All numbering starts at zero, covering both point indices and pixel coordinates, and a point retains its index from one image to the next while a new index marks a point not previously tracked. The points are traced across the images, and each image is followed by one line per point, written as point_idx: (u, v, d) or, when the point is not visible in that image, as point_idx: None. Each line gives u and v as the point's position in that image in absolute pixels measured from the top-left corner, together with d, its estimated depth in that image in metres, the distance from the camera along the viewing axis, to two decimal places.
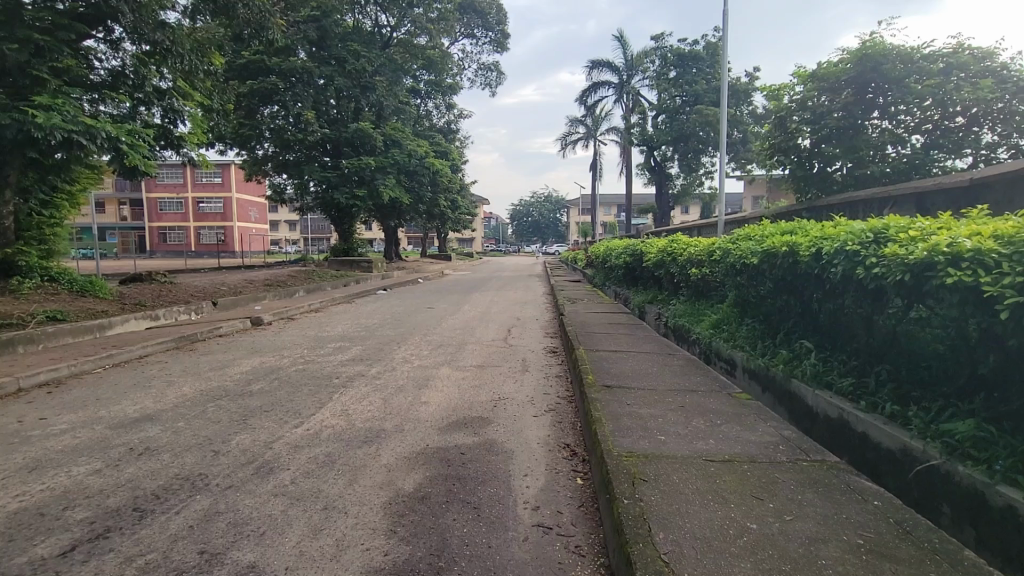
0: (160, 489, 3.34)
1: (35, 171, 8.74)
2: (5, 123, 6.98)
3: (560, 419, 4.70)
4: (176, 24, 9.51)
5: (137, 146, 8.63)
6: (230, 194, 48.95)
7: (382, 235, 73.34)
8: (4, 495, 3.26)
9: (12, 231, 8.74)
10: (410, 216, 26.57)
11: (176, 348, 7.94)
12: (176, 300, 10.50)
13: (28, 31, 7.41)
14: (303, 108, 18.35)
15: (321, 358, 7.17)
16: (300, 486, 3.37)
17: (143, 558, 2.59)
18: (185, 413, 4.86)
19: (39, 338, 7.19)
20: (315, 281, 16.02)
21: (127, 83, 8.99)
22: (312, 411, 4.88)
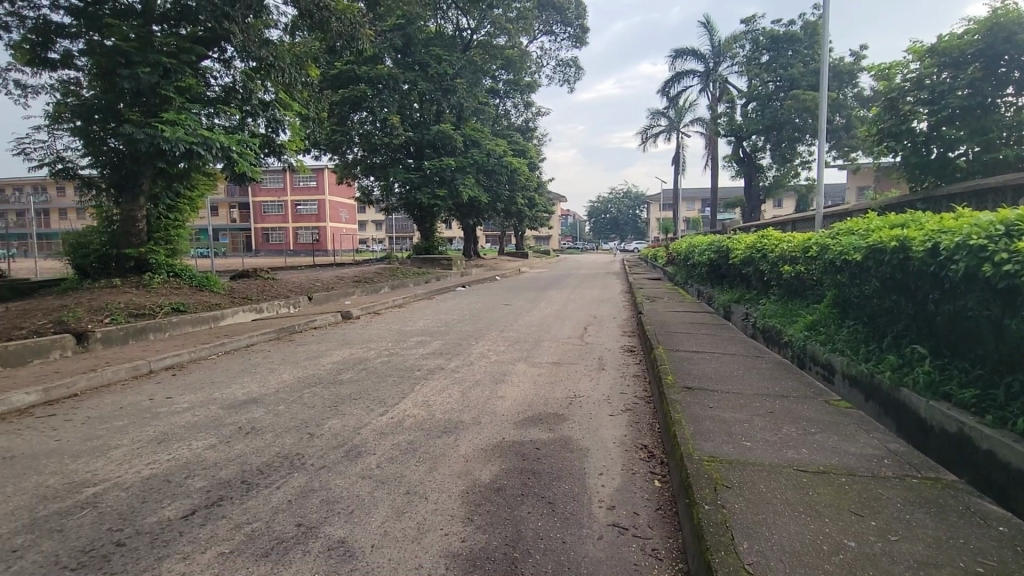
0: (262, 465, 3.67)
1: (163, 179, 9.88)
2: (140, 138, 8.04)
3: (637, 419, 4.59)
4: (278, 41, 10.37)
5: (245, 155, 9.49)
6: (324, 196, 52.61)
7: (461, 234, 75.41)
8: (139, 462, 3.74)
9: (146, 232, 9.95)
10: (488, 215, 27.09)
11: (276, 338, 8.69)
12: (277, 294, 11.46)
13: (158, 56, 8.40)
14: (390, 113, 19.29)
15: (404, 351, 7.53)
16: (385, 470, 3.57)
17: (250, 526, 2.87)
18: (285, 397, 5.33)
19: (166, 327, 8.15)
20: (399, 278, 16.85)
21: (237, 97, 9.82)
22: (395, 401, 5.14)
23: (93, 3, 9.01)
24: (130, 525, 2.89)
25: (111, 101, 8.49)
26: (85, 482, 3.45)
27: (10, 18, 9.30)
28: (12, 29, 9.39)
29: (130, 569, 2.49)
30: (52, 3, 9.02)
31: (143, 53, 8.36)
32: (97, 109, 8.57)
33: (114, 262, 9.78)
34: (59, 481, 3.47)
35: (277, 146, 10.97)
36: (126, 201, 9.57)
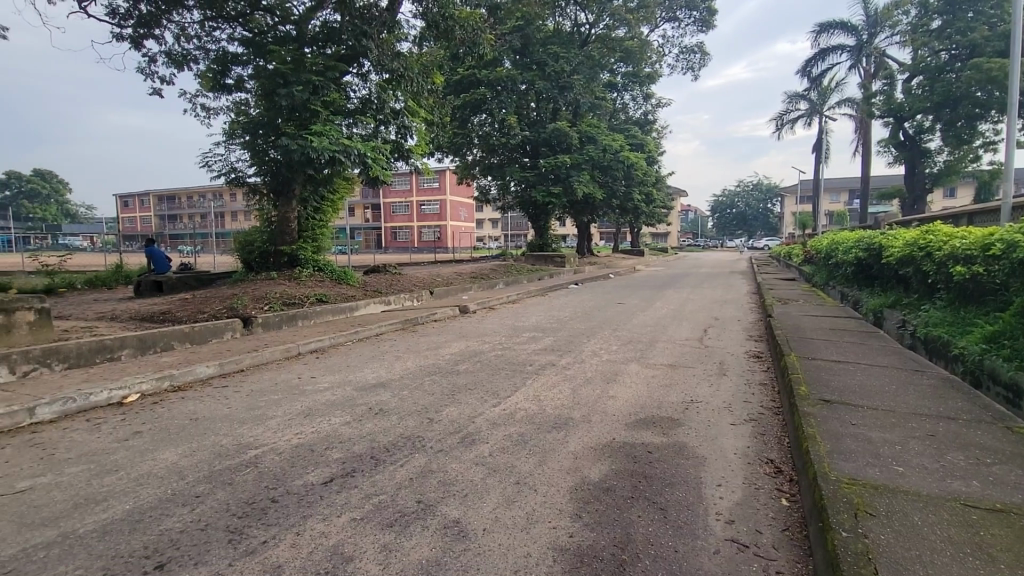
0: (388, 443, 4.02)
1: (311, 185, 11.13)
2: (294, 148, 9.16)
3: (763, 431, 4.23)
4: (407, 53, 11.17)
5: (378, 159, 10.35)
6: (445, 196, 55.80)
7: (575, 231, 75.35)
8: (289, 432, 4.29)
9: (297, 231, 11.30)
10: (603, 211, 26.69)
11: (402, 328, 9.42)
12: (403, 288, 12.38)
13: (309, 75, 9.48)
14: (508, 114, 19.82)
15: (517, 346, 7.71)
16: (497, 459, 3.71)
17: (378, 497, 3.16)
18: (409, 383, 5.77)
19: (311, 315, 9.22)
20: (513, 275, 17.28)
21: (372, 108, 10.73)
22: (507, 393, 5.29)
23: (259, 33, 10.44)
24: (281, 485, 3.33)
25: (272, 117, 9.77)
26: (248, 444, 4.03)
27: (199, 53, 11.12)
28: (200, 61, 11.22)
29: (282, 523, 2.88)
30: (230, 36, 10.60)
31: (298, 74, 9.51)
32: (262, 125, 9.94)
33: (271, 257, 11.24)
34: (229, 442, 4.10)
35: (405, 150, 11.76)
36: (282, 204, 10.94)
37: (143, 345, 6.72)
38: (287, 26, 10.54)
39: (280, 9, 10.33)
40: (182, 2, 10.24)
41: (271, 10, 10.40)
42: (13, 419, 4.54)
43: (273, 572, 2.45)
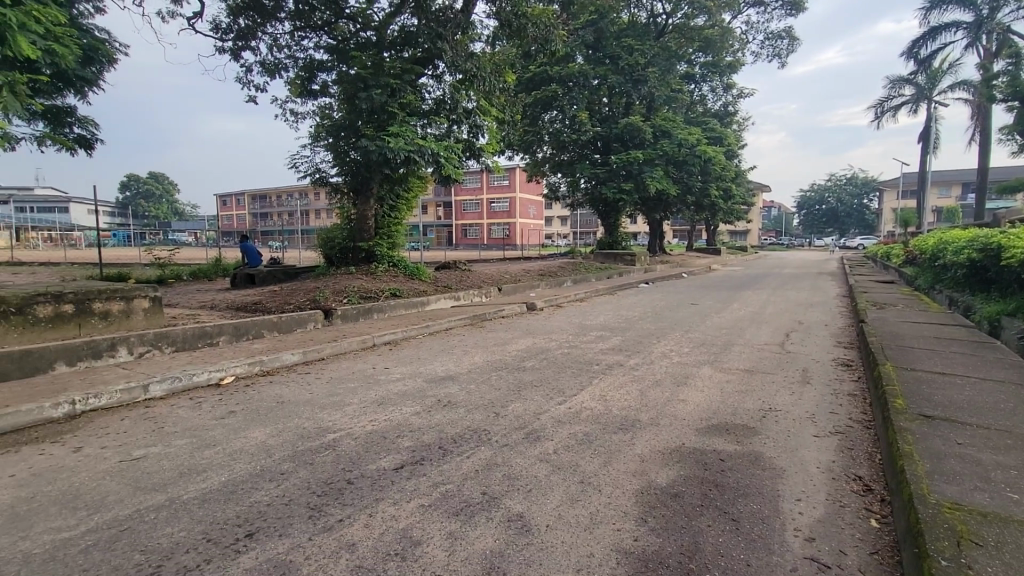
0: (456, 435, 4.13)
1: (387, 184, 11.62)
2: (373, 149, 9.61)
3: (851, 445, 3.92)
4: (480, 53, 11.37)
5: (451, 158, 10.63)
6: (515, 193, 56.22)
7: (647, 229, 73.33)
8: (364, 419, 4.52)
9: (374, 228, 11.81)
10: (676, 208, 25.78)
11: (470, 323, 9.62)
12: (472, 284, 12.63)
13: (387, 78, 9.91)
14: (579, 110, 19.61)
15: (584, 344, 7.64)
16: (561, 456, 3.71)
17: (444, 486, 3.26)
18: (476, 377, 5.90)
19: (386, 308, 9.64)
20: (581, 273, 17.14)
21: (446, 108, 11.00)
22: (573, 392, 5.26)
23: (343, 40, 11.04)
24: (356, 468, 3.52)
25: (353, 120, 10.28)
26: (327, 428, 4.30)
27: (289, 61, 11.92)
28: (289, 69, 12.03)
29: (357, 503, 3.05)
30: (316, 44, 11.29)
31: (377, 77, 9.95)
32: (343, 127, 10.49)
33: (350, 253, 11.86)
34: (310, 425, 4.39)
35: (476, 149, 11.93)
36: (360, 202, 11.50)
37: (238, 332, 7.33)
38: (368, 32, 11.07)
39: (362, 16, 10.87)
40: (275, 14, 11.03)
41: (354, 17, 10.97)
42: (130, 394, 5.12)
43: (348, 549, 2.60)
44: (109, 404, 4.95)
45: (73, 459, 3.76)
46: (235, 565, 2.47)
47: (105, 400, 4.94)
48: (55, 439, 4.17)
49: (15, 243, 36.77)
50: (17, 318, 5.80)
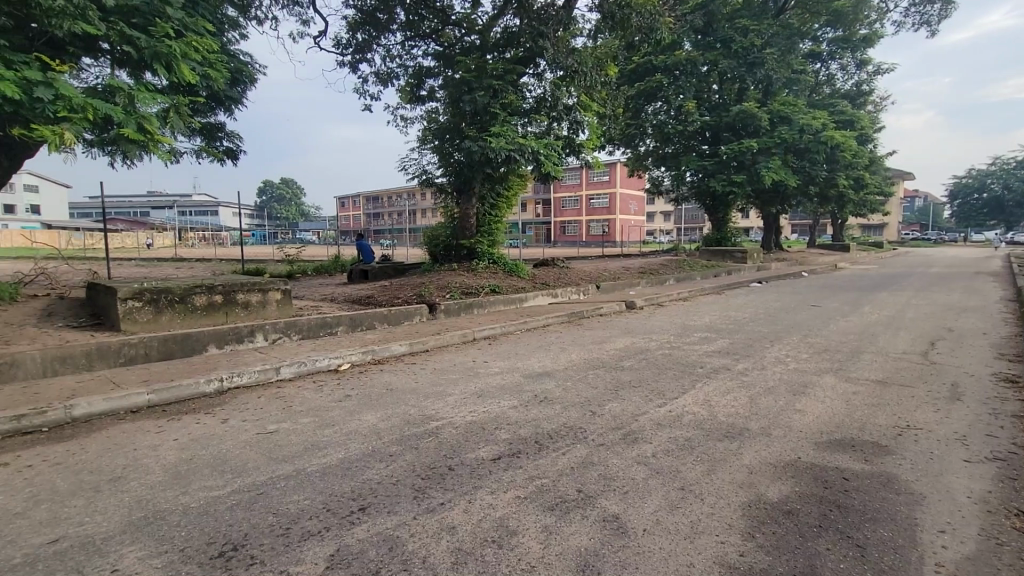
0: (552, 431, 4.15)
1: (489, 183, 11.93)
2: (476, 150, 9.93)
3: (1012, 475, 3.35)
4: (582, 48, 11.28)
5: (551, 156, 10.65)
6: (616, 189, 55.00)
7: (760, 223, 68.10)
8: (464, 409, 4.70)
9: (476, 227, 12.20)
10: (795, 200, 23.65)
11: (568, 321, 9.61)
12: (570, 281, 12.59)
13: (490, 80, 10.19)
14: (686, 99, 18.71)
15: (687, 345, 7.30)
16: (661, 461, 3.57)
17: (540, 480, 3.30)
18: (573, 374, 5.88)
19: (486, 304, 9.95)
20: (685, 270, 16.37)
21: (547, 106, 11.02)
22: (675, 394, 5.06)
23: (449, 46, 11.54)
24: (457, 455, 3.69)
25: (457, 122, 10.70)
26: (431, 416, 4.54)
27: (400, 70, 12.70)
28: (400, 77, 12.81)
29: (457, 489, 3.19)
30: (424, 52, 11.91)
31: (480, 79, 10.27)
32: (449, 130, 10.94)
33: (453, 250, 12.37)
34: (416, 412, 4.67)
35: (576, 145, 11.84)
36: (463, 202, 11.94)
37: (354, 323, 7.99)
38: (472, 36, 11.44)
39: (467, 21, 11.25)
40: (388, 27, 11.81)
41: (459, 23, 11.41)
42: (266, 375, 5.80)
43: (448, 532, 2.73)
44: (248, 383, 5.64)
45: (221, 429, 4.35)
46: (350, 535, 2.70)
47: (246, 378, 5.64)
48: (207, 411, 4.84)
49: (179, 241, 43.12)
50: (181, 306, 6.83)
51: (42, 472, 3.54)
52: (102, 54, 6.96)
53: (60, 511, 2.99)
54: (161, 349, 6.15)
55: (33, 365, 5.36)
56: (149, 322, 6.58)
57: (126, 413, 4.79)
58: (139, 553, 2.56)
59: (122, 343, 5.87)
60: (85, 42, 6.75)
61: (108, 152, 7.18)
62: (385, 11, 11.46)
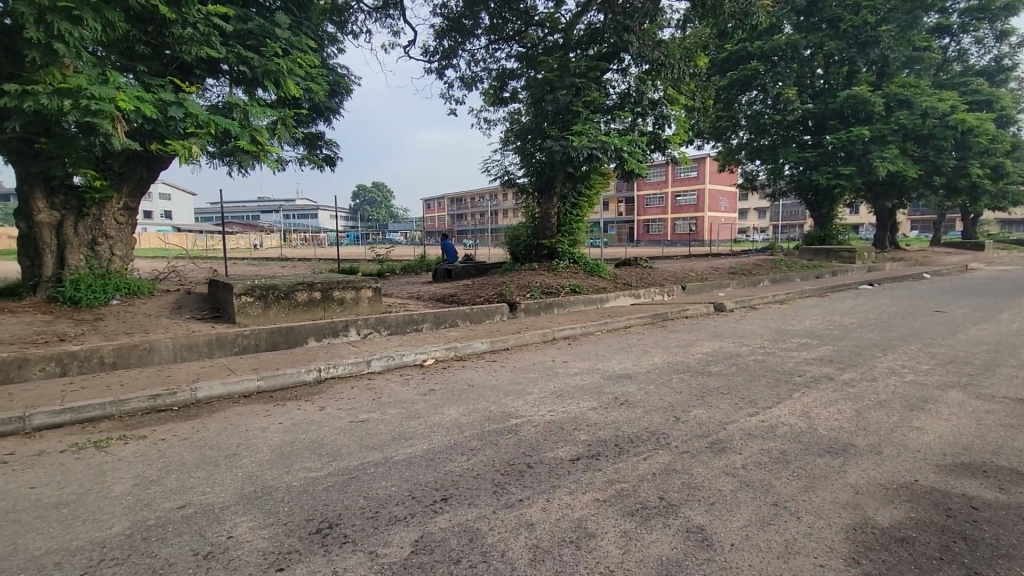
0: (633, 435, 4.05)
1: (570, 182, 11.83)
2: (558, 149, 9.90)
3: None
4: (669, 39, 10.90)
5: (635, 153, 10.36)
6: (704, 185, 52.48)
7: (871, 220, 61.90)
8: (543, 408, 4.72)
9: (556, 226, 12.13)
10: (914, 193, 21.22)
11: (651, 322, 9.31)
12: (654, 282, 12.20)
13: (572, 78, 10.12)
14: (786, 87, 17.42)
15: (783, 352, 6.79)
16: (751, 474, 3.35)
17: (620, 484, 3.22)
18: (656, 378, 5.69)
19: (566, 304, 9.91)
20: (782, 271, 15.23)
21: (631, 101, 10.72)
22: (768, 403, 4.73)
23: (532, 47, 11.59)
24: (536, 453, 3.71)
25: (539, 122, 10.72)
26: (511, 414, 4.59)
27: (483, 73, 12.99)
28: (484, 80, 13.10)
29: (535, 487, 3.20)
30: (508, 54, 12.08)
31: (562, 78, 10.25)
32: (530, 130, 10.99)
33: (534, 250, 12.42)
34: (497, 408, 4.76)
35: (662, 141, 11.41)
36: (544, 201, 11.94)
37: (438, 321, 8.28)
38: (555, 35, 11.45)
39: (550, 20, 11.28)
40: (473, 32, 12.12)
41: (542, 23, 11.47)
42: (358, 368, 6.17)
43: (527, 528, 2.75)
44: (342, 374, 6.04)
45: (320, 415, 4.70)
46: (433, 523, 2.80)
47: (341, 369, 6.04)
48: (307, 398, 5.25)
49: (284, 242, 47.13)
50: (286, 301, 7.45)
51: (173, 445, 4.02)
52: (222, 74, 7.78)
53: (186, 480, 3.38)
54: (268, 340, 6.75)
55: (166, 351, 6.11)
56: (259, 315, 7.25)
57: (239, 397, 5.31)
58: (250, 523, 2.82)
59: (236, 334, 6.52)
60: (209, 64, 7.57)
61: (227, 162, 7.99)
62: (470, 17, 11.79)
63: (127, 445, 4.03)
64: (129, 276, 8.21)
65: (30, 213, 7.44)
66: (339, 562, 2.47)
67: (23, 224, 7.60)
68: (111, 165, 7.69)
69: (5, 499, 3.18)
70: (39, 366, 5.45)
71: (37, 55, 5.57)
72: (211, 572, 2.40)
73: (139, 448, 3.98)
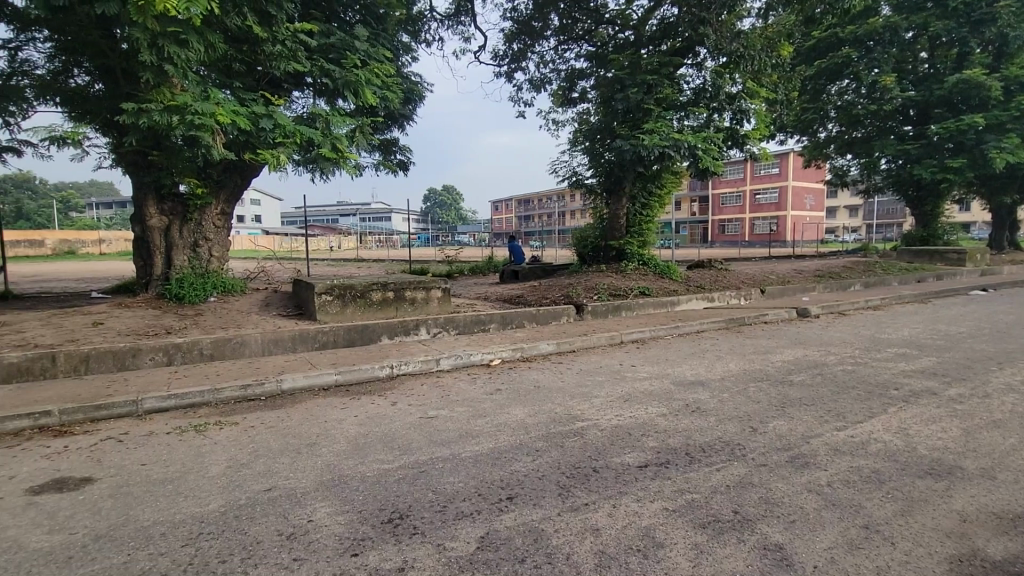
0: (705, 444, 3.87)
1: (640, 182, 11.55)
2: (628, 148, 9.68)
3: None
4: (749, 30, 10.36)
5: (710, 150, 9.94)
6: (788, 182, 49.45)
7: (983, 218, 55.55)
8: (610, 412, 4.62)
9: (625, 227, 11.87)
10: None
11: (726, 327, 8.88)
12: (730, 285, 11.61)
13: (644, 75, 9.84)
14: (883, 74, 16.01)
15: (877, 362, 6.23)
16: (838, 492, 3.10)
17: (691, 495, 3.09)
18: (731, 386, 5.41)
19: (635, 306, 9.67)
20: (875, 274, 14.02)
21: (707, 96, 10.30)
22: (859, 418, 4.36)
23: (602, 45, 11.42)
24: (601, 457, 3.64)
25: (608, 121, 10.53)
26: (577, 416, 4.54)
27: (553, 74, 12.98)
28: (553, 81, 13.10)
29: (602, 492, 3.14)
30: (578, 54, 11.99)
31: (634, 76, 10.01)
32: (599, 130, 10.80)
33: (602, 251, 12.23)
34: (563, 410, 4.72)
35: (740, 137, 10.86)
36: (613, 201, 11.71)
37: (505, 321, 8.36)
38: (626, 32, 11.22)
39: (621, 17, 11.06)
40: (542, 33, 12.13)
41: (613, 21, 11.27)
42: (427, 365, 6.35)
43: (592, 533, 2.70)
44: (412, 372, 6.24)
45: (392, 410, 4.89)
46: (499, 521, 2.82)
47: (411, 366, 6.24)
48: (381, 393, 5.48)
49: (361, 244, 49.61)
50: (361, 300, 7.82)
51: (260, 432, 4.33)
52: (307, 87, 8.31)
53: (272, 465, 3.62)
54: (346, 337, 7.11)
55: (256, 345, 6.59)
56: (337, 314, 7.65)
57: (319, 390, 5.63)
58: (327, 509, 2.98)
59: (317, 330, 6.93)
60: (296, 78, 8.10)
61: (310, 169, 8.50)
62: (540, 19, 11.84)
63: (222, 430, 4.39)
64: (225, 275, 8.95)
65: (144, 218, 8.32)
66: (409, 552, 2.55)
67: (138, 229, 8.50)
68: (211, 174, 8.44)
69: (121, 474, 3.56)
70: (149, 356, 6.06)
71: (151, 76, 6.21)
72: (293, 552, 2.56)
73: (233, 433, 4.33)
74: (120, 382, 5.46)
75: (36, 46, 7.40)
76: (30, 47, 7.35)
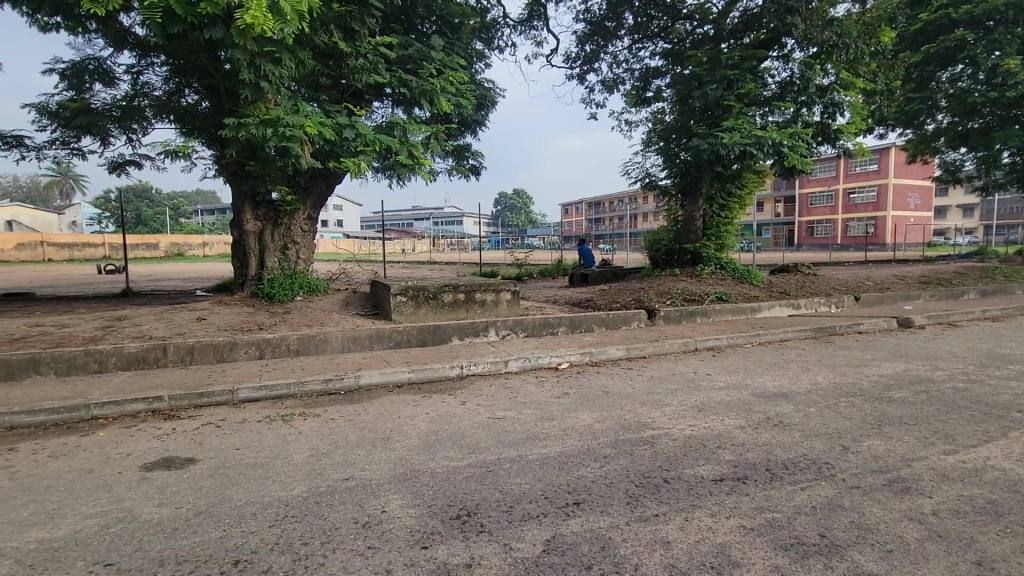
0: (789, 460, 3.61)
1: (718, 182, 11.04)
2: (706, 147, 9.25)
3: None
4: (844, 16, 9.63)
5: (797, 147, 9.33)
6: (888, 179, 45.26)
7: None
8: (683, 422, 4.44)
9: (702, 229, 11.36)
10: None
11: (813, 337, 8.26)
12: (819, 291, 10.80)
13: (724, 71, 9.35)
14: (1005, 56, 14.26)
15: (996, 380, 5.53)
16: (945, 522, 2.78)
17: (771, 513, 2.89)
18: (819, 400, 5.02)
19: (711, 312, 9.26)
20: (995, 281, 12.47)
21: (794, 89, 9.71)
22: (972, 442, 3.89)
23: (679, 42, 11.05)
24: (673, 468, 3.50)
25: (684, 120, 10.14)
26: (648, 424, 4.40)
27: (626, 74, 12.74)
28: (626, 81, 12.86)
29: (673, 504, 3.01)
30: (653, 52, 11.70)
31: (713, 72, 9.54)
32: (674, 129, 10.44)
33: (676, 255, 11.80)
34: (633, 417, 4.59)
35: (832, 132, 10.10)
36: (688, 203, 11.25)
37: (574, 325, 8.28)
38: (706, 27, 10.77)
39: (700, 12, 10.65)
40: (616, 32, 11.95)
41: (691, 16, 10.90)
42: (496, 367, 6.42)
43: (663, 545, 2.60)
44: (481, 372, 6.33)
45: (462, 409, 4.99)
46: (565, 525, 2.79)
47: (480, 367, 6.34)
48: (450, 392, 5.61)
49: (434, 247, 51.27)
50: (433, 301, 8.06)
51: (339, 425, 4.57)
52: (386, 97, 8.70)
53: (349, 456, 3.81)
54: (418, 337, 7.35)
55: (336, 341, 6.97)
56: (411, 314, 7.92)
57: (393, 387, 5.85)
58: (400, 502, 3.08)
59: (392, 330, 7.21)
60: (376, 89, 8.51)
61: (388, 175, 8.88)
62: (614, 18, 11.67)
63: (305, 421, 4.68)
64: (310, 276, 9.54)
65: (241, 222, 9.05)
66: (476, 548, 2.58)
67: (236, 233, 9.27)
68: (299, 181, 9.06)
69: (218, 456, 3.88)
70: (244, 349, 6.59)
71: (249, 92, 6.77)
72: (367, 540, 2.66)
73: (315, 424, 4.60)
74: (219, 373, 5.98)
75: (155, 69, 8.29)
76: (150, 71, 8.25)
